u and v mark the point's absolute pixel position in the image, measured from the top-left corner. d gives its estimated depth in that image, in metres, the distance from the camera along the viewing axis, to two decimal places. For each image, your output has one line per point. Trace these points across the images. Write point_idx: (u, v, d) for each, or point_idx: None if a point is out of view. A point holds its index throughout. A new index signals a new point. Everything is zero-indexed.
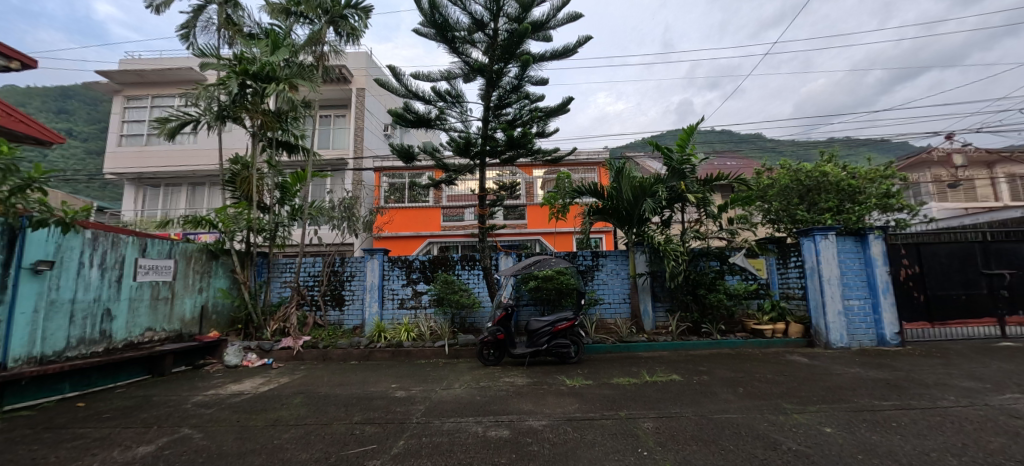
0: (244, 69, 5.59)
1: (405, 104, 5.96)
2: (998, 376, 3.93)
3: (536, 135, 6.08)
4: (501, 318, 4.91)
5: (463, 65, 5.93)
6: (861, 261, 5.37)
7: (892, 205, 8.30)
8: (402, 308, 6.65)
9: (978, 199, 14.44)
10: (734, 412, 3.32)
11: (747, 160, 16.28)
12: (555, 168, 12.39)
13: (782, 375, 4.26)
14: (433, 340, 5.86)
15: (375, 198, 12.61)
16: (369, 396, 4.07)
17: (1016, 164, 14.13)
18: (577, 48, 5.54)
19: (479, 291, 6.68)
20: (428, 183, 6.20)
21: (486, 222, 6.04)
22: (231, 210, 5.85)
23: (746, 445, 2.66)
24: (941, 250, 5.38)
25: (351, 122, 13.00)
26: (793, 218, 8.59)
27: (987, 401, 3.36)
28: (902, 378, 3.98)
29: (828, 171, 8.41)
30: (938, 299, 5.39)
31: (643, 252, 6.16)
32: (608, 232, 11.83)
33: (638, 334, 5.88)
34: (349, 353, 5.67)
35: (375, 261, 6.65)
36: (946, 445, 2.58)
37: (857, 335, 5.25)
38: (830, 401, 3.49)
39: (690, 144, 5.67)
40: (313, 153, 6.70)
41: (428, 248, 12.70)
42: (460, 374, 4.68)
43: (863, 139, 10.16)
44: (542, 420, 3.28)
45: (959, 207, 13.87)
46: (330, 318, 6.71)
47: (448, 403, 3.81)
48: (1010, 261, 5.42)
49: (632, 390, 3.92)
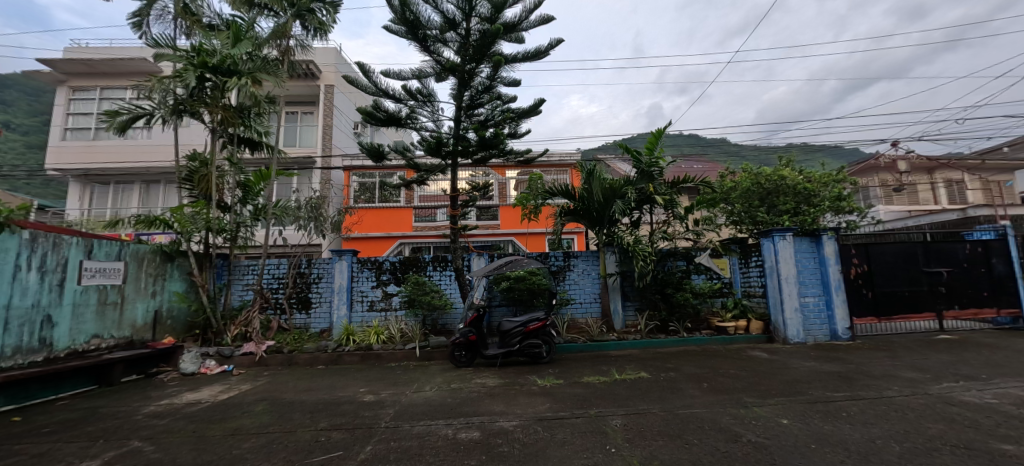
0: (204, 61, 5.28)
1: (375, 102, 5.73)
2: (937, 366, 4.23)
3: (508, 136, 6.02)
4: (473, 320, 4.81)
5: (434, 64, 5.81)
6: (816, 260, 5.64)
7: (843, 208, 8.81)
8: (372, 310, 6.49)
9: (919, 202, 15.56)
10: (699, 407, 3.43)
11: (712, 163, 16.92)
12: (527, 170, 12.47)
13: (744, 370, 4.41)
14: (403, 342, 5.74)
15: (344, 198, 12.31)
16: (336, 402, 3.94)
17: (951, 171, 15.39)
18: (550, 50, 5.46)
19: (450, 292, 6.60)
20: (400, 182, 5.89)
21: (458, 223, 5.91)
22: (187, 209, 5.50)
23: (709, 439, 2.79)
24: (888, 249, 5.74)
25: (319, 119, 12.65)
26: (755, 219, 8.93)
27: (927, 390, 3.62)
28: (853, 371, 4.21)
29: (785, 175, 8.84)
30: (885, 296, 5.72)
31: (613, 252, 6.23)
32: (579, 233, 12.01)
33: (608, 333, 5.92)
34: (316, 358, 5.45)
35: (343, 262, 6.44)
36: (890, 432, 2.81)
37: (812, 331, 5.52)
38: (788, 393, 3.67)
39: (658, 148, 5.76)
40: (278, 152, 6.44)
41: (398, 250, 12.45)
42: (431, 376, 4.57)
43: (817, 145, 10.77)
44: (513, 420, 3.29)
45: (903, 210, 14.93)
46: (295, 323, 6.46)
47: (419, 406, 3.75)
48: (947, 260, 5.84)
49: (603, 388, 3.96)
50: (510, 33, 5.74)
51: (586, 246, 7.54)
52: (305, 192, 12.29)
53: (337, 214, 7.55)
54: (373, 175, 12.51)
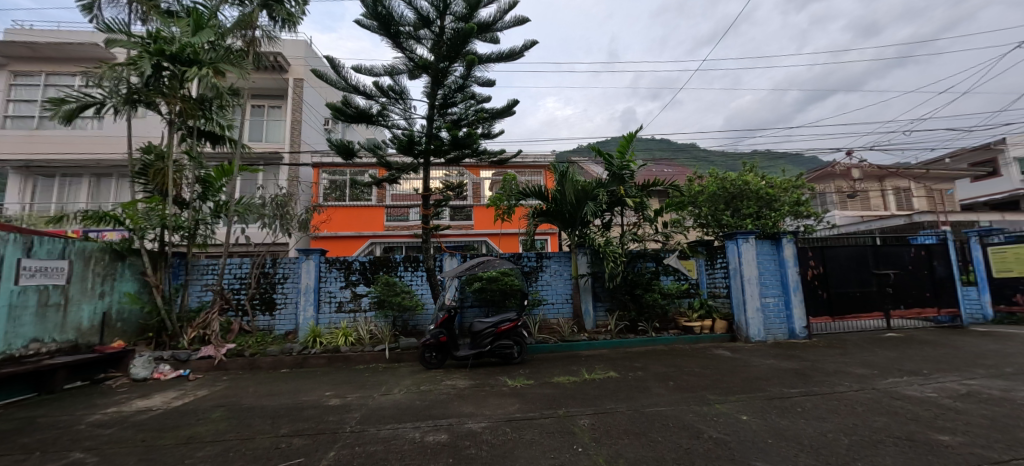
0: (161, 49, 5.02)
1: (344, 98, 5.56)
2: (884, 362, 4.50)
3: (481, 136, 5.99)
4: (443, 321, 4.75)
5: (407, 62, 5.73)
6: (777, 262, 5.89)
7: (802, 213, 9.26)
8: (340, 311, 6.32)
9: (871, 208, 16.55)
10: (664, 405, 3.52)
11: (682, 168, 17.46)
12: (502, 170, 12.50)
13: (708, 368, 4.54)
14: (372, 344, 5.62)
15: (313, 195, 11.96)
16: (299, 406, 3.81)
17: (898, 179, 16.46)
18: (524, 52, 5.46)
19: (422, 293, 6.51)
20: (370, 181, 5.77)
21: (429, 223, 5.83)
22: (141, 205, 5.21)
23: (673, 436, 2.86)
24: (841, 252, 6.07)
25: (287, 114, 12.28)
26: (720, 222, 9.25)
27: (874, 385, 3.84)
28: (808, 367, 4.42)
29: (748, 180, 9.22)
30: (839, 296, 6.03)
31: (585, 253, 6.30)
32: (552, 234, 12.11)
33: (579, 333, 5.98)
34: (279, 361, 5.25)
35: (310, 262, 6.24)
36: (841, 426, 2.96)
37: (772, 329, 5.75)
38: (748, 390, 3.81)
39: (630, 151, 5.86)
40: (241, 146, 6.19)
41: (369, 249, 12.21)
42: (400, 379, 4.48)
43: (778, 153, 11.29)
44: (482, 422, 3.27)
45: (856, 215, 15.83)
46: (258, 325, 6.21)
47: (386, 409, 3.67)
48: (894, 263, 6.22)
49: (572, 388, 3.99)
50: (485, 33, 5.72)
51: (559, 247, 7.59)
52: (271, 189, 11.85)
53: (304, 212, 7.32)
54: (344, 173, 12.20)
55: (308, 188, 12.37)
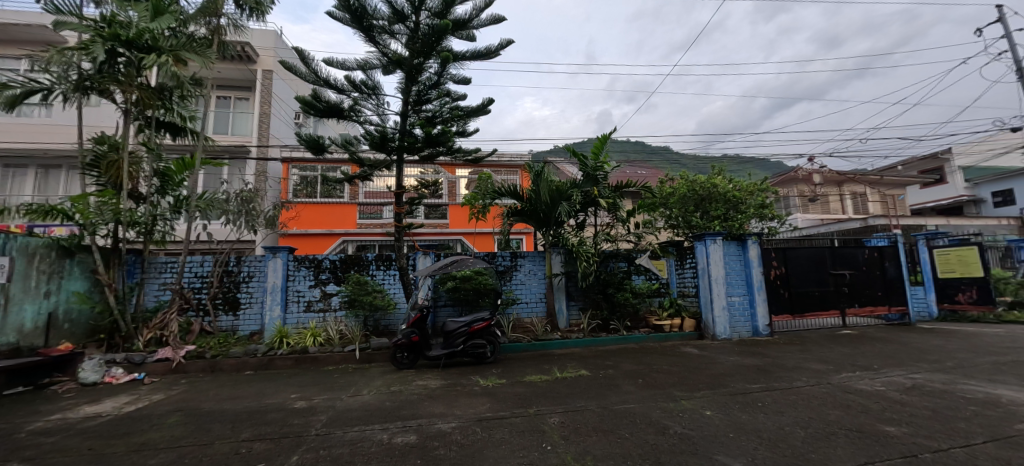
0: (115, 34, 4.76)
1: (315, 92, 5.41)
2: (838, 358, 4.74)
3: (456, 134, 5.95)
4: (415, 320, 4.70)
5: (381, 57, 5.63)
6: (742, 263, 6.11)
7: (766, 215, 9.65)
8: (309, 311, 6.15)
9: (830, 211, 17.42)
10: (633, 403, 3.58)
11: (655, 170, 17.90)
12: (477, 169, 12.47)
13: (676, 365, 4.66)
14: (342, 345, 5.50)
15: (281, 191, 11.60)
16: (263, 410, 3.68)
17: (855, 185, 17.41)
18: (500, 51, 5.46)
19: (394, 292, 6.42)
20: (342, 177, 5.64)
21: (402, 221, 5.74)
22: (92, 199, 4.85)
23: (640, 433, 2.91)
24: (802, 254, 6.35)
25: (255, 106, 11.91)
26: (689, 224, 9.52)
27: (829, 380, 4.04)
28: (769, 364, 4.60)
29: (716, 183, 9.54)
30: (799, 295, 6.31)
31: (559, 253, 6.36)
32: (527, 234, 12.17)
33: (553, 332, 6.03)
34: (243, 363, 5.06)
35: (277, 260, 6.04)
36: (798, 420, 3.09)
37: (737, 327, 5.96)
38: (713, 387, 3.93)
39: (603, 153, 5.96)
40: (204, 139, 5.94)
41: (341, 248, 11.95)
42: (370, 380, 4.40)
43: (744, 157, 11.74)
44: (452, 422, 3.25)
45: (817, 218, 16.64)
46: (221, 325, 5.97)
47: (355, 410, 3.59)
48: (850, 264, 6.57)
49: (544, 387, 4.02)
50: (461, 30, 5.69)
51: (534, 246, 7.63)
52: (237, 184, 11.43)
53: (272, 208, 7.09)
54: (315, 169, 11.90)
55: (277, 184, 12.00)
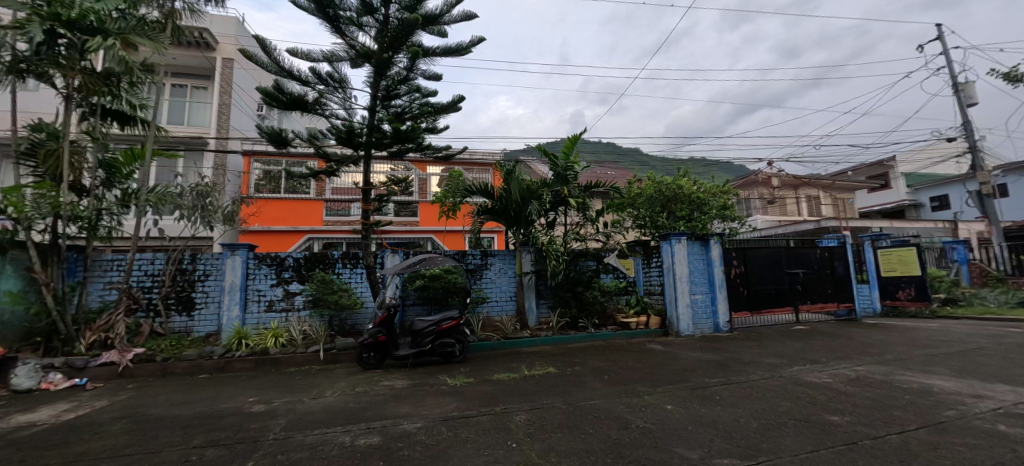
0: (55, 14, 4.42)
1: (277, 83, 5.22)
2: (791, 352, 5.01)
3: (425, 131, 5.88)
4: (383, 319, 4.61)
5: (348, 49, 5.48)
6: (705, 262, 6.34)
7: (727, 216, 10.06)
8: (270, 311, 5.94)
9: (788, 213, 18.36)
10: (598, 399, 3.66)
11: (624, 171, 18.33)
12: (449, 166, 12.38)
13: (640, 362, 4.79)
14: (305, 346, 5.33)
15: (242, 186, 11.13)
16: (218, 415, 3.52)
17: (810, 188, 18.43)
18: (471, 48, 5.42)
19: (361, 291, 6.28)
20: (306, 172, 5.45)
21: (370, 219, 5.61)
22: (28, 191, 4.57)
23: (604, 428, 2.98)
24: (760, 253, 6.66)
25: (214, 96, 11.44)
26: (656, 224, 9.81)
27: (782, 373, 4.26)
28: (727, 359, 4.81)
29: (682, 185, 9.87)
30: (757, 293, 6.62)
31: (529, 252, 6.41)
32: (498, 232, 12.19)
33: (522, 330, 6.07)
34: (198, 366, 4.82)
35: (236, 258, 5.78)
36: (752, 412, 3.24)
37: (699, 324, 6.18)
38: (675, 381, 4.07)
39: (574, 153, 6.03)
40: (156, 129, 5.62)
41: (307, 245, 11.61)
42: (334, 381, 4.28)
43: (708, 160, 12.20)
44: (417, 422, 3.21)
45: (775, 220, 17.51)
46: (174, 326, 5.66)
47: (316, 413, 3.49)
48: (803, 263, 6.94)
49: (511, 385, 4.04)
50: (432, 25, 5.61)
51: (505, 245, 7.64)
52: (193, 177, 10.87)
53: (230, 204, 6.78)
54: (279, 163, 11.45)
55: (237, 178, 11.49)
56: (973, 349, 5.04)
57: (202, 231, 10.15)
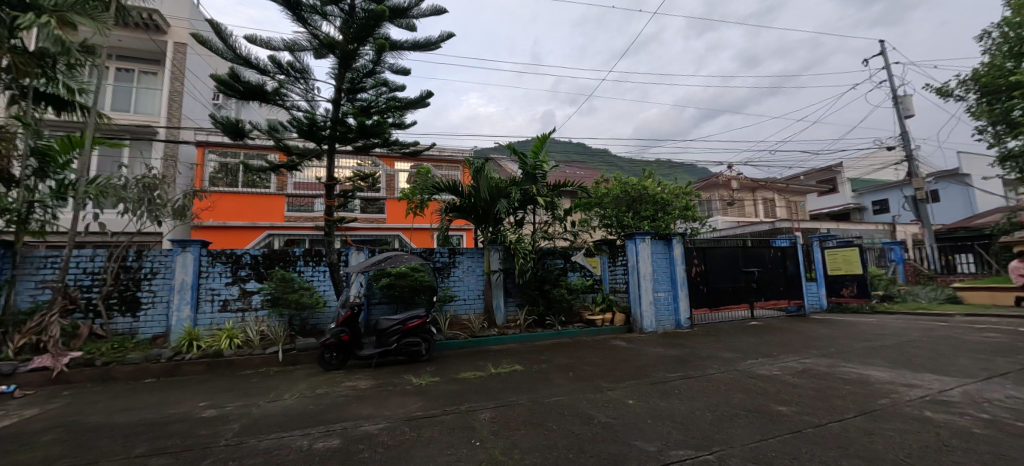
0: None
1: (233, 71, 4.97)
2: (745, 347, 5.27)
3: (392, 126, 5.78)
4: (346, 319, 4.51)
5: (311, 39, 5.30)
6: (668, 261, 6.57)
7: (689, 217, 10.47)
8: (225, 311, 5.67)
9: (746, 215, 19.28)
10: (562, 395, 3.72)
11: (592, 171, 18.69)
12: (417, 163, 12.21)
13: (605, 358, 4.91)
14: (263, 347, 5.13)
15: (195, 179, 10.54)
16: (165, 421, 3.32)
17: (766, 191, 19.47)
18: (440, 43, 5.35)
19: (323, 290, 6.10)
20: (265, 165, 5.22)
21: (334, 215, 5.45)
22: None
23: (567, 424, 3.03)
24: (719, 253, 6.97)
25: (164, 83, 10.80)
26: (622, 223, 10.06)
27: (736, 367, 4.47)
28: (687, 354, 5.00)
29: (646, 185, 10.17)
30: (715, 291, 6.92)
31: (497, 250, 6.43)
32: (467, 230, 12.14)
33: (490, 328, 6.08)
34: (144, 370, 4.54)
35: (188, 255, 5.49)
36: (707, 404, 3.39)
37: (661, 321, 6.40)
38: (637, 377, 4.19)
39: (542, 152, 6.07)
40: (96, 116, 5.24)
41: (266, 242, 11.16)
42: (294, 383, 4.14)
43: (671, 163, 12.63)
44: (380, 423, 3.16)
45: (734, 221, 18.35)
46: (116, 328, 5.29)
47: (273, 417, 3.37)
48: (758, 262, 7.32)
49: (477, 383, 4.04)
50: (400, 18, 5.50)
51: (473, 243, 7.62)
52: (139, 168, 10.16)
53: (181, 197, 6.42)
54: (236, 155, 10.89)
55: (190, 170, 10.86)
56: (905, 342, 5.49)
57: (149, 226, 9.52)
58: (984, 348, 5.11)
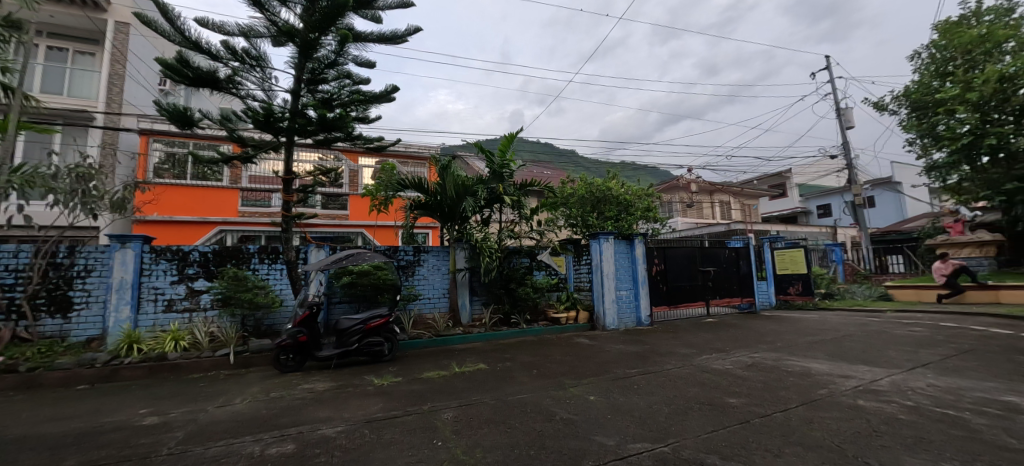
0: None
1: (181, 55, 4.68)
2: (700, 343, 5.54)
3: (356, 120, 5.63)
4: (304, 319, 4.35)
5: (268, 25, 5.06)
6: (630, 260, 6.79)
7: (650, 217, 10.86)
8: (170, 312, 5.34)
9: (705, 216, 20.20)
10: (526, 393, 3.78)
11: (559, 171, 18.97)
12: (382, 159, 11.95)
13: (569, 355, 5.02)
14: (212, 349, 4.88)
15: (138, 169, 9.81)
16: (99, 431, 3.08)
17: (723, 194, 20.49)
18: (407, 37, 5.25)
19: (280, 289, 5.87)
20: (216, 158, 4.90)
21: (292, 211, 5.23)
22: None
23: (530, 421, 3.08)
24: (678, 253, 7.28)
25: (103, 65, 10.00)
26: (586, 223, 10.31)
27: (691, 362, 4.69)
28: (646, 350, 5.20)
29: (610, 186, 10.45)
30: (674, 289, 7.23)
31: (463, 249, 6.41)
32: (432, 228, 12.03)
33: (454, 327, 6.06)
34: (76, 375, 4.19)
35: (128, 252, 5.13)
36: (664, 398, 3.55)
37: (623, 318, 6.61)
38: (598, 373, 4.32)
39: (510, 151, 6.10)
40: (21, 97, 4.78)
41: (218, 238, 10.61)
42: (246, 387, 3.96)
43: (634, 165, 13.04)
44: (338, 426, 3.08)
45: (693, 222, 19.19)
46: (43, 330, 4.86)
47: (222, 423, 3.21)
48: (713, 261, 7.71)
49: (441, 383, 4.02)
50: (365, 10, 5.34)
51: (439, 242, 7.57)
52: (72, 156, 9.34)
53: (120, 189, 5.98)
54: (184, 144, 10.28)
55: (132, 160, 10.10)
56: (842, 336, 5.96)
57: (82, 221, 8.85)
58: (909, 341, 5.64)
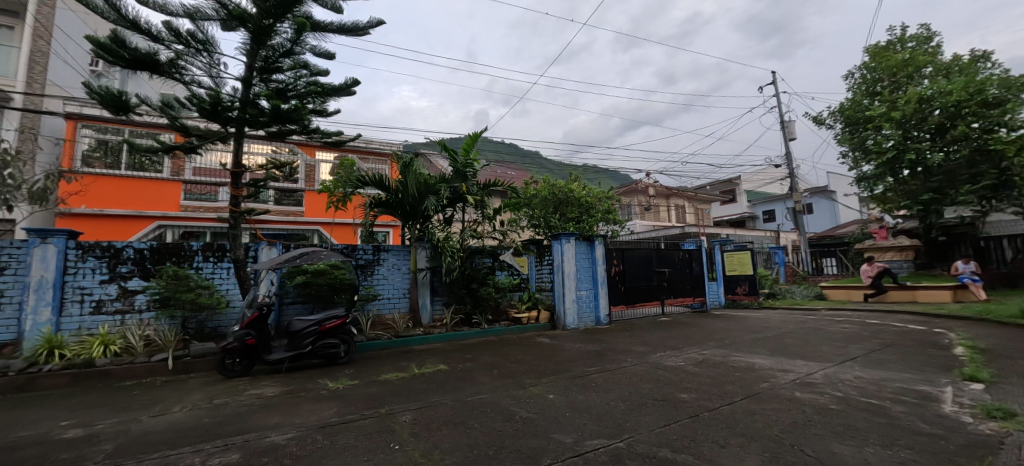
0: None
1: (115, 35, 4.31)
2: (654, 341, 5.80)
3: (313, 112, 5.42)
4: (253, 320, 4.14)
5: (217, 8, 4.77)
6: (590, 261, 6.99)
7: (610, 219, 11.23)
8: (98, 314, 4.92)
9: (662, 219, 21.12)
10: (486, 393, 3.80)
11: (524, 172, 19.16)
12: (342, 154, 11.58)
13: (529, 355, 5.10)
14: (148, 354, 4.57)
15: (63, 157, 8.93)
16: (9, 447, 2.78)
17: (680, 199, 21.51)
18: (368, 29, 5.11)
19: (226, 289, 5.57)
20: (154, 146, 4.58)
21: (241, 206, 4.95)
22: None
23: (489, 421, 3.11)
24: (636, 254, 7.58)
25: (23, 40, 9.04)
26: (549, 224, 10.50)
27: (646, 360, 4.91)
28: (604, 349, 5.38)
29: (573, 188, 10.69)
30: (631, 289, 7.52)
31: (425, 248, 6.33)
32: (393, 227, 11.81)
33: (415, 328, 5.99)
34: None
35: (49, 248, 4.67)
36: (619, 395, 3.69)
37: (582, 318, 6.80)
38: (557, 372, 4.42)
39: (474, 150, 6.08)
40: None
41: (156, 233, 9.83)
42: (186, 394, 3.72)
43: (596, 168, 13.42)
44: (288, 433, 2.96)
45: (650, 224, 20.01)
46: None
47: (158, 433, 2.99)
48: (668, 262, 8.09)
49: (399, 385, 3.97)
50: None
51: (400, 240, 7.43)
52: None
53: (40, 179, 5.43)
54: (119, 131, 9.47)
55: (55, 146, 9.17)
56: (782, 333, 6.44)
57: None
58: (839, 337, 6.18)
